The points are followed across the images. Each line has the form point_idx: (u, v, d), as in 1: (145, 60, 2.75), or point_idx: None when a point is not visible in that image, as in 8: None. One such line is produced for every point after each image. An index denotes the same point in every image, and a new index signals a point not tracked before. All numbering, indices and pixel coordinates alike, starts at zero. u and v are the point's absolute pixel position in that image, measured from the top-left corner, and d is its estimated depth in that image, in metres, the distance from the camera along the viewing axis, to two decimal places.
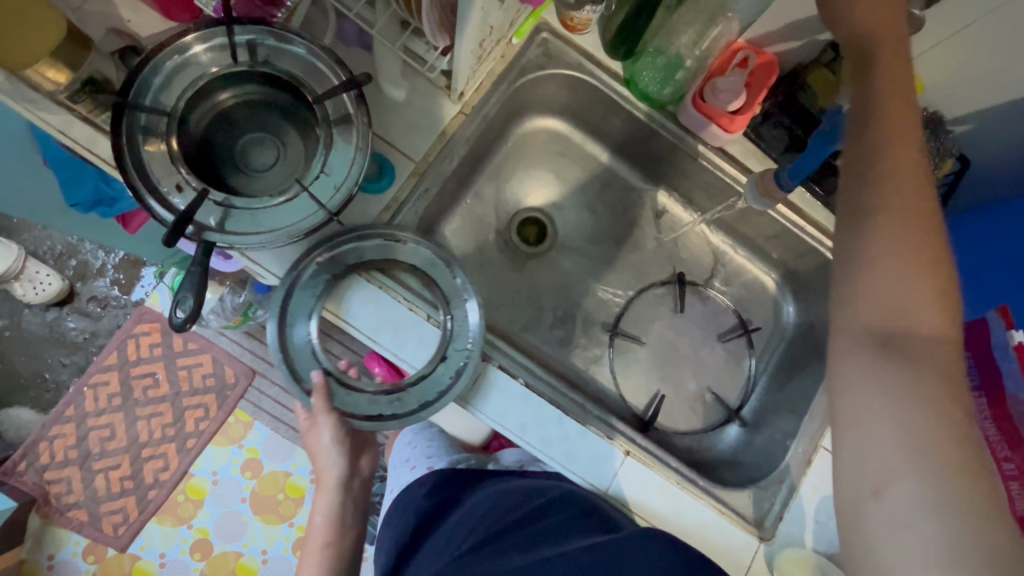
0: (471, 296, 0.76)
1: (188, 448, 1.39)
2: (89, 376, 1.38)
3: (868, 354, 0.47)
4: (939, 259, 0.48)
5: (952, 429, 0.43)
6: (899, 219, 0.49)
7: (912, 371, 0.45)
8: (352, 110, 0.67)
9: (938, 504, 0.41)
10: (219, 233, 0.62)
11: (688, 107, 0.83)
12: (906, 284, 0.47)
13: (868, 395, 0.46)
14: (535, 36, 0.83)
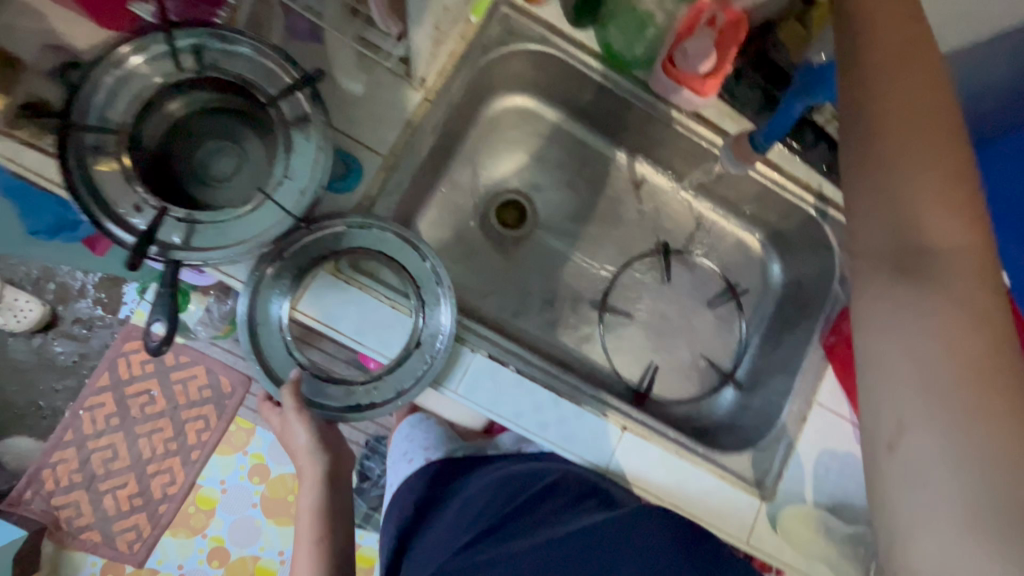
0: (443, 281, 0.74)
1: (193, 460, 1.39)
2: (83, 400, 1.37)
3: (880, 284, 0.42)
4: (958, 157, 0.42)
5: (977, 362, 0.38)
6: (905, 119, 0.43)
7: (931, 295, 0.40)
8: (309, 108, 0.64)
9: (959, 449, 0.36)
10: (184, 250, 0.60)
11: (659, 73, 0.81)
12: (919, 193, 0.41)
13: (882, 327, 0.41)
14: (494, 12, 0.80)
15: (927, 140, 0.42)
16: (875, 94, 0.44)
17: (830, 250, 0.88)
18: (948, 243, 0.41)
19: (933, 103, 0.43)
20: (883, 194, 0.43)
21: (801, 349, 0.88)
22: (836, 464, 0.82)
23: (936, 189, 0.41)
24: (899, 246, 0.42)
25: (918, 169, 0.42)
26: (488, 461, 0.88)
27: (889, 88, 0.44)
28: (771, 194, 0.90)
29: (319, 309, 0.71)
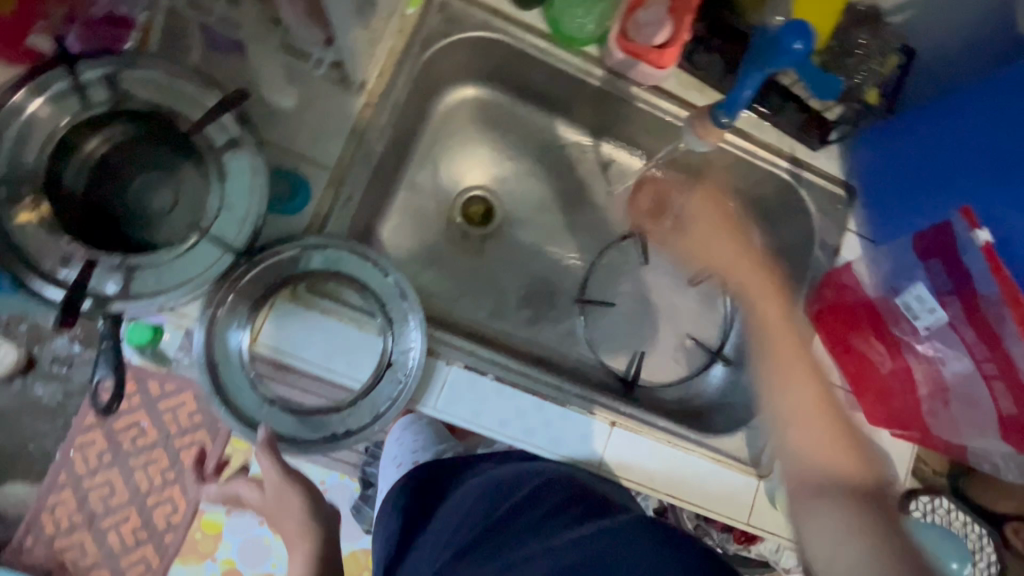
0: (409, 295, 0.70)
1: (192, 487, 1.37)
2: (72, 440, 1.33)
3: (809, 498, 0.65)
4: (839, 431, 0.69)
5: (883, 545, 0.59)
6: (803, 399, 0.71)
7: (842, 503, 0.63)
8: (237, 131, 0.59)
9: (877, 565, 0.57)
10: (123, 299, 0.56)
11: (614, 49, 0.76)
12: (822, 445, 0.67)
13: (821, 527, 0.62)
14: (431, 1, 0.75)
15: (823, 439, 0.68)
16: (788, 433, 0.69)
17: (808, 215, 0.85)
18: (844, 468, 0.66)
19: (808, 385, 0.72)
20: (796, 449, 0.68)
21: None
22: None
23: (819, 429, 0.68)
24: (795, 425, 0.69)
25: (815, 425, 0.69)
26: (473, 464, 0.85)
27: (783, 376, 0.73)
28: (742, 163, 0.86)
29: (281, 341, 0.68)
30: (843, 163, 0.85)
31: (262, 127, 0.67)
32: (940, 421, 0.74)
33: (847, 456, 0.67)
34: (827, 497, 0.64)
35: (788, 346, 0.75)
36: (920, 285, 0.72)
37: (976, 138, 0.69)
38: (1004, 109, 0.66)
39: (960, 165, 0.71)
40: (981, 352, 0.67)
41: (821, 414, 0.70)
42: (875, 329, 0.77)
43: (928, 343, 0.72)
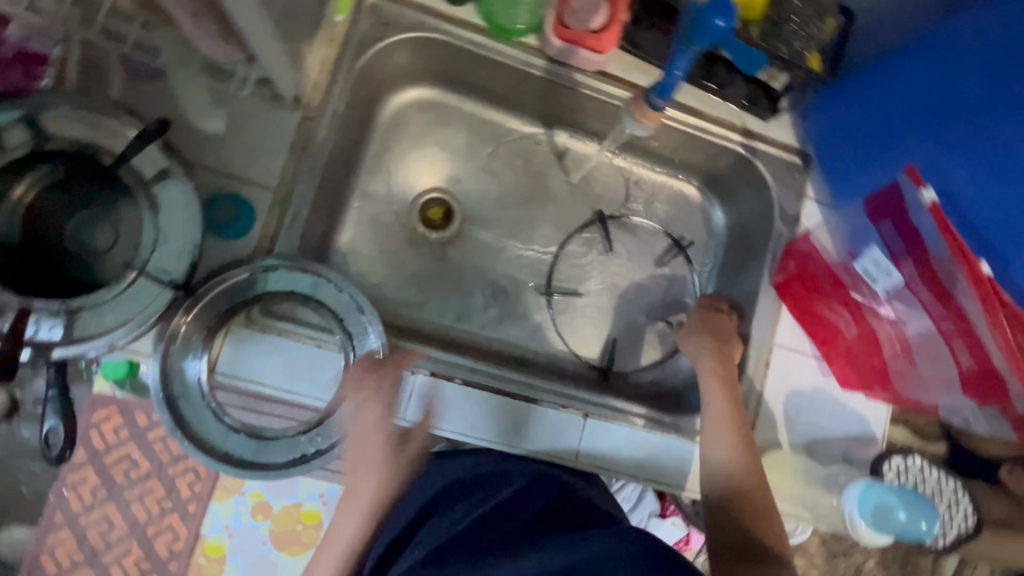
0: (365, 307, 0.70)
1: (192, 513, 1.24)
2: (63, 479, 1.21)
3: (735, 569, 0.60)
4: (768, 501, 0.66)
5: None
6: (722, 459, 0.68)
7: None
8: (165, 161, 0.59)
9: None
10: (66, 344, 0.55)
11: (550, 36, 0.75)
12: (753, 516, 0.64)
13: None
14: (361, 5, 0.74)
15: (742, 502, 0.65)
16: (714, 485, 0.68)
17: (767, 185, 0.84)
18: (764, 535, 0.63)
19: (738, 444, 0.69)
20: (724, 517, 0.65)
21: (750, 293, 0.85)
22: (807, 403, 0.80)
23: (742, 483, 0.66)
24: (729, 507, 0.66)
25: (740, 501, 0.65)
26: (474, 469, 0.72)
27: (715, 438, 0.69)
28: (695, 139, 0.86)
29: (240, 368, 0.68)
30: (797, 131, 0.84)
31: (197, 152, 0.66)
32: (908, 379, 0.75)
33: (771, 523, 0.64)
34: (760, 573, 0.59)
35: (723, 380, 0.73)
36: (875, 249, 0.72)
37: (924, 96, 0.68)
38: (937, 66, 0.67)
39: (907, 126, 0.71)
40: (936, 309, 0.68)
41: (742, 465, 0.67)
42: (837, 292, 0.77)
43: (888, 305, 0.73)
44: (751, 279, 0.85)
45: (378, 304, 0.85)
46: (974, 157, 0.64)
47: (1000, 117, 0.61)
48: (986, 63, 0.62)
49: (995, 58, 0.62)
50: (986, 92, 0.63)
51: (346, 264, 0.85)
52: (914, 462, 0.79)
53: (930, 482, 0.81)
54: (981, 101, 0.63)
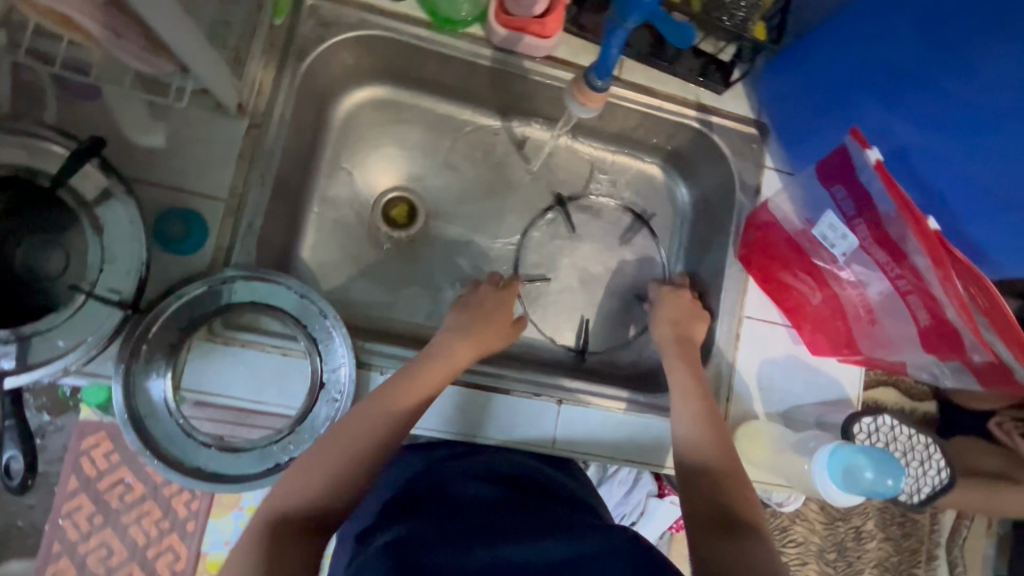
0: (328, 311, 0.69)
1: (191, 532, 1.20)
2: (57, 508, 1.16)
3: (710, 535, 0.58)
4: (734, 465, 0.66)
5: None
6: (688, 436, 0.68)
7: (748, 539, 0.57)
8: (105, 180, 0.58)
9: None
10: (18, 372, 0.54)
11: (493, 25, 0.74)
12: (721, 484, 0.64)
13: (735, 556, 0.55)
14: (300, 7, 0.73)
15: (712, 474, 0.65)
16: (688, 458, 0.67)
17: (725, 158, 0.85)
18: (735, 505, 0.61)
19: (702, 411, 0.70)
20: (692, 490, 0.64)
21: (717, 268, 0.85)
22: (777, 372, 0.81)
23: (711, 457, 0.66)
24: (701, 478, 0.65)
25: (711, 473, 0.65)
26: (446, 467, 0.71)
27: (683, 410, 0.70)
28: (651, 118, 0.85)
29: (205, 382, 0.68)
30: (750, 99, 0.85)
31: (149, 167, 0.66)
32: (874, 341, 0.72)
33: (738, 494, 0.63)
34: (735, 537, 0.57)
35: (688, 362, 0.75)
36: (830, 213, 0.69)
37: (865, 56, 0.68)
38: (875, 21, 0.66)
39: (856, 86, 0.70)
40: (892, 269, 0.65)
41: (705, 438, 0.67)
42: (801, 261, 0.75)
43: (848, 269, 0.71)
44: (718, 253, 0.86)
45: (347, 308, 0.85)
46: (918, 114, 0.64)
47: (936, 68, 0.61)
48: (914, 16, 0.61)
49: (923, 10, 0.60)
50: (920, 41, 0.62)
51: (312, 270, 0.84)
52: (886, 423, 0.79)
53: (902, 441, 0.81)
54: (914, 57, 0.63)
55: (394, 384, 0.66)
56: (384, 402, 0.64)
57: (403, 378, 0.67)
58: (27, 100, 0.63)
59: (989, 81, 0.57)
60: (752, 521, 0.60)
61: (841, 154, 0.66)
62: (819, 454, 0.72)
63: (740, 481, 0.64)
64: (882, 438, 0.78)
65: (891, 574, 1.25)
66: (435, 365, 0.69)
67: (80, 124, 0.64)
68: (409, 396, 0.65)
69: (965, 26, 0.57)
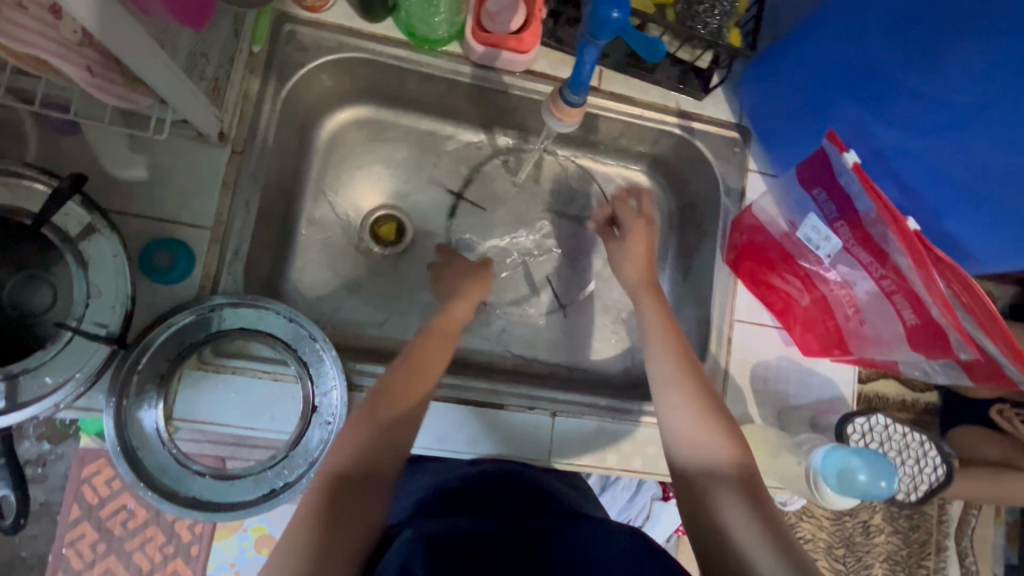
0: (317, 334, 0.69)
1: (196, 555, 1.19)
2: (60, 538, 1.15)
3: (696, 486, 0.59)
4: (708, 400, 0.63)
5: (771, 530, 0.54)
6: (669, 373, 0.65)
7: (729, 493, 0.57)
8: (88, 216, 0.58)
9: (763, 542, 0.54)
10: (7, 412, 0.53)
11: (471, 42, 0.75)
12: (698, 425, 0.61)
13: (719, 517, 0.56)
14: (278, 33, 0.74)
15: (694, 410, 0.62)
16: (669, 393, 0.64)
17: (708, 163, 0.85)
18: (719, 449, 0.60)
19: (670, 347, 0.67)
20: (677, 426, 0.62)
21: (706, 272, 0.85)
22: (772, 375, 0.81)
23: (691, 397, 0.63)
24: (681, 415, 0.62)
25: (697, 413, 0.62)
26: (451, 480, 0.71)
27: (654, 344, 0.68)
28: (632, 127, 0.86)
29: (197, 410, 0.68)
30: (731, 105, 0.86)
31: (133, 199, 0.67)
32: (864, 341, 0.72)
33: (718, 430, 0.61)
34: (717, 490, 0.58)
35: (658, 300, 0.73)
36: (813, 216, 0.69)
37: (842, 56, 0.68)
38: (847, 24, 0.66)
39: (832, 89, 0.71)
40: (877, 270, 0.65)
41: (685, 374, 0.64)
42: (786, 263, 0.75)
43: (834, 270, 0.71)
44: (705, 257, 0.86)
45: (339, 328, 0.85)
46: (895, 113, 0.65)
47: (909, 69, 0.61)
48: (886, 15, 0.62)
49: (895, 10, 0.61)
50: (891, 43, 0.62)
51: (302, 292, 0.84)
52: (879, 422, 0.79)
53: (896, 440, 0.80)
54: (885, 59, 0.64)
55: (400, 363, 0.66)
56: (387, 387, 0.63)
57: (407, 359, 0.67)
58: (10, 138, 0.63)
59: (962, 78, 0.57)
60: (737, 467, 0.59)
61: (820, 157, 0.66)
62: (813, 457, 0.71)
63: (725, 420, 0.62)
64: (875, 438, 0.78)
65: (899, 568, 1.25)
66: (437, 326, 0.73)
67: (61, 159, 0.65)
68: (418, 378, 0.65)
69: (937, 23, 0.57)
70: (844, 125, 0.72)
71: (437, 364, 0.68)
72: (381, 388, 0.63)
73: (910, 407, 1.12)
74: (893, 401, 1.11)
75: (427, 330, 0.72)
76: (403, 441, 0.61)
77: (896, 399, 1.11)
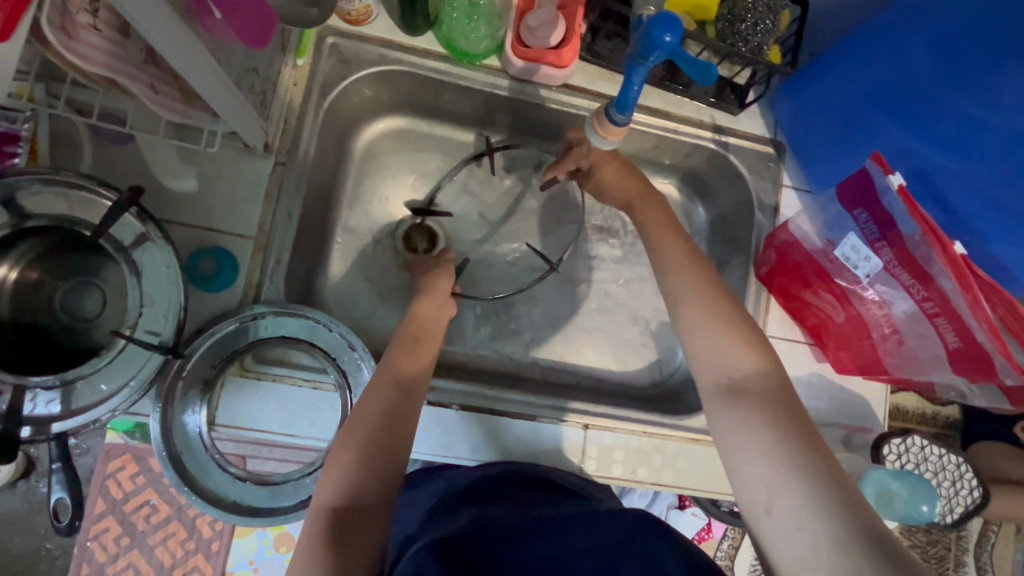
0: (355, 343, 0.71)
1: (216, 552, 1.21)
2: (85, 531, 1.17)
3: (721, 402, 0.55)
4: (720, 297, 0.60)
5: (800, 439, 0.50)
6: (683, 290, 0.61)
7: (755, 407, 0.53)
8: (142, 226, 0.59)
9: (783, 459, 0.48)
10: (65, 417, 0.55)
11: (510, 56, 0.76)
12: (721, 338, 0.57)
13: (742, 441, 0.51)
14: (321, 46, 0.75)
15: (716, 319, 0.58)
16: (684, 311, 0.60)
17: (742, 178, 0.85)
18: (744, 364, 0.56)
19: (677, 248, 0.65)
20: (696, 344, 0.58)
21: (737, 286, 0.85)
22: (801, 391, 0.81)
23: (704, 311, 0.59)
24: (698, 319, 0.59)
25: (722, 324, 0.58)
26: (470, 480, 0.68)
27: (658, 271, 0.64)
28: (666, 141, 0.86)
29: (239, 417, 0.69)
30: (766, 118, 0.86)
31: (181, 210, 0.69)
32: (901, 361, 0.71)
33: (741, 341, 0.57)
34: (742, 405, 0.53)
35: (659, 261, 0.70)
36: (852, 235, 0.69)
37: (881, 79, 0.68)
38: (889, 43, 0.66)
39: (871, 108, 0.71)
40: (918, 292, 0.65)
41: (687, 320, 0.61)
42: (822, 280, 0.75)
43: (871, 289, 0.70)
44: (736, 272, 0.86)
45: (370, 335, 0.86)
46: (937, 136, 0.64)
47: (953, 91, 0.61)
48: (931, 43, 0.61)
49: (938, 36, 0.60)
50: (935, 64, 0.62)
51: (334, 299, 0.85)
52: (915, 443, 0.79)
53: (932, 462, 0.80)
54: (926, 80, 0.63)
55: (377, 380, 0.63)
56: (363, 409, 0.60)
57: (385, 373, 0.64)
58: (63, 149, 0.65)
59: (1010, 104, 0.56)
60: (764, 380, 0.55)
61: (862, 177, 0.66)
62: (873, 472, 0.72)
63: (751, 331, 0.58)
64: (911, 459, 0.78)
65: None
66: (415, 330, 0.71)
67: (114, 169, 0.67)
68: (399, 399, 0.62)
69: (983, 52, 0.57)
70: (884, 144, 0.71)
71: (420, 379, 0.65)
72: (358, 411, 0.60)
73: (931, 420, 1.11)
74: (914, 413, 1.11)
75: (402, 334, 0.70)
76: (384, 466, 0.57)
77: (918, 411, 1.11)
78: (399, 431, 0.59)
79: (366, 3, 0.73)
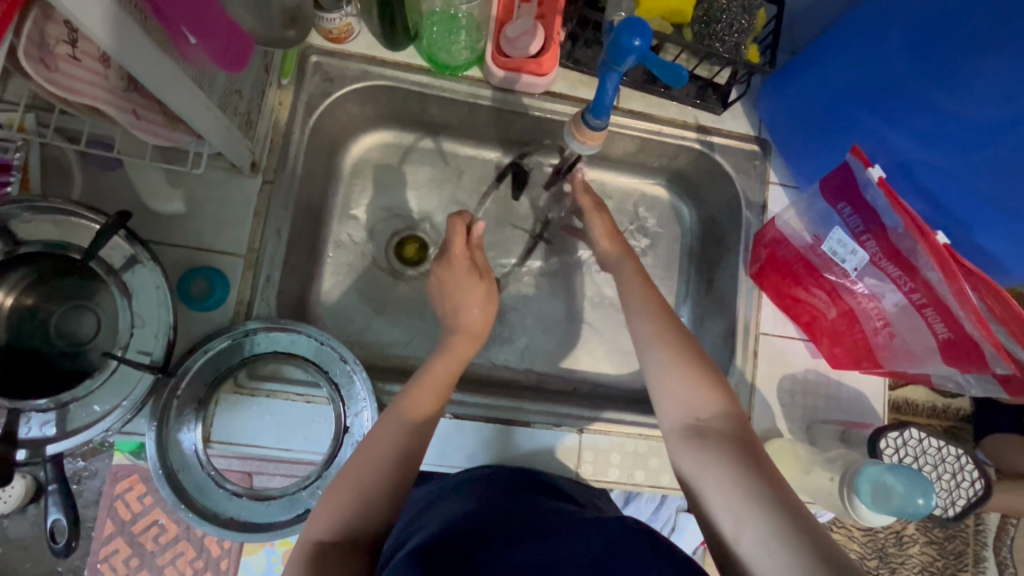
0: (347, 356, 0.71)
1: (225, 570, 1.21)
2: (96, 553, 1.18)
3: (685, 445, 0.56)
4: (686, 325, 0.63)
5: (766, 475, 0.50)
6: (652, 332, 0.62)
7: (717, 447, 0.54)
8: (130, 249, 0.60)
9: (745, 494, 0.49)
10: (60, 438, 0.56)
11: (490, 66, 0.76)
12: (691, 386, 0.58)
13: (706, 478, 0.52)
14: (305, 65, 0.76)
15: (679, 368, 0.59)
16: (652, 351, 0.61)
17: (729, 176, 0.85)
18: (708, 405, 0.57)
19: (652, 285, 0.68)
20: (664, 387, 0.59)
21: (728, 284, 0.85)
22: (794, 387, 0.80)
23: (678, 351, 0.60)
24: (658, 359, 0.60)
25: (682, 369, 0.59)
26: (462, 482, 0.69)
27: (637, 293, 0.67)
28: (651, 143, 0.86)
29: (233, 433, 0.69)
30: (750, 118, 0.86)
31: (172, 231, 0.70)
32: (894, 353, 0.71)
33: (705, 384, 0.58)
34: (704, 446, 0.54)
35: (641, 268, 0.71)
36: (838, 230, 0.69)
37: (858, 74, 0.68)
38: (864, 39, 0.66)
39: (851, 104, 0.71)
40: (906, 284, 0.65)
41: (673, 330, 0.62)
42: (811, 276, 0.75)
43: (860, 283, 0.70)
44: (727, 271, 0.86)
45: (365, 348, 0.86)
46: (916, 129, 0.65)
47: (930, 82, 0.61)
48: (906, 36, 0.62)
49: (914, 29, 0.61)
50: (911, 56, 0.62)
51: (330, 313, 0.86)
52: (913, 437, 0.77)
53: (931, 454, 0.79)
54: (903, 73, 0.63)
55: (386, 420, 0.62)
56: (369, 439, 0.61)
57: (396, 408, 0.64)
58: (54, 176, 0.66)
59: (984, 94, 0.57)
60: (725, 423, 0.56)
61: (844, 172, 0.67)
62: (865, 467, 0.69)
63: (716, 375, 0.59)
64: (910, 452, 0.77)
65: None
66: None
67: (104, 194, 0.68)
68: (389, 417, 0.62)
69: (958, 42, 0.57)
70: (866, 138, 0.71)
71: (418, 395, 0.65)
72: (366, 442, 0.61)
73: (942, 413, 1.10)
74: (924, 406, 1.09)
75: None
76: (390, 482, 0.58)
77: (927, 405, 1.09)
78: (396, 451, 0.60)
79: (346, 21, 0.74)
